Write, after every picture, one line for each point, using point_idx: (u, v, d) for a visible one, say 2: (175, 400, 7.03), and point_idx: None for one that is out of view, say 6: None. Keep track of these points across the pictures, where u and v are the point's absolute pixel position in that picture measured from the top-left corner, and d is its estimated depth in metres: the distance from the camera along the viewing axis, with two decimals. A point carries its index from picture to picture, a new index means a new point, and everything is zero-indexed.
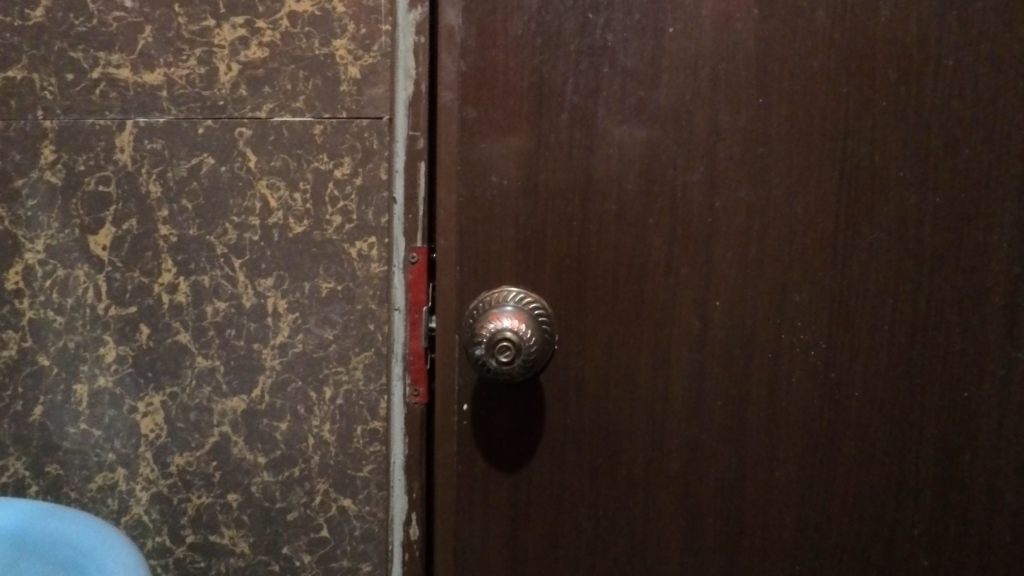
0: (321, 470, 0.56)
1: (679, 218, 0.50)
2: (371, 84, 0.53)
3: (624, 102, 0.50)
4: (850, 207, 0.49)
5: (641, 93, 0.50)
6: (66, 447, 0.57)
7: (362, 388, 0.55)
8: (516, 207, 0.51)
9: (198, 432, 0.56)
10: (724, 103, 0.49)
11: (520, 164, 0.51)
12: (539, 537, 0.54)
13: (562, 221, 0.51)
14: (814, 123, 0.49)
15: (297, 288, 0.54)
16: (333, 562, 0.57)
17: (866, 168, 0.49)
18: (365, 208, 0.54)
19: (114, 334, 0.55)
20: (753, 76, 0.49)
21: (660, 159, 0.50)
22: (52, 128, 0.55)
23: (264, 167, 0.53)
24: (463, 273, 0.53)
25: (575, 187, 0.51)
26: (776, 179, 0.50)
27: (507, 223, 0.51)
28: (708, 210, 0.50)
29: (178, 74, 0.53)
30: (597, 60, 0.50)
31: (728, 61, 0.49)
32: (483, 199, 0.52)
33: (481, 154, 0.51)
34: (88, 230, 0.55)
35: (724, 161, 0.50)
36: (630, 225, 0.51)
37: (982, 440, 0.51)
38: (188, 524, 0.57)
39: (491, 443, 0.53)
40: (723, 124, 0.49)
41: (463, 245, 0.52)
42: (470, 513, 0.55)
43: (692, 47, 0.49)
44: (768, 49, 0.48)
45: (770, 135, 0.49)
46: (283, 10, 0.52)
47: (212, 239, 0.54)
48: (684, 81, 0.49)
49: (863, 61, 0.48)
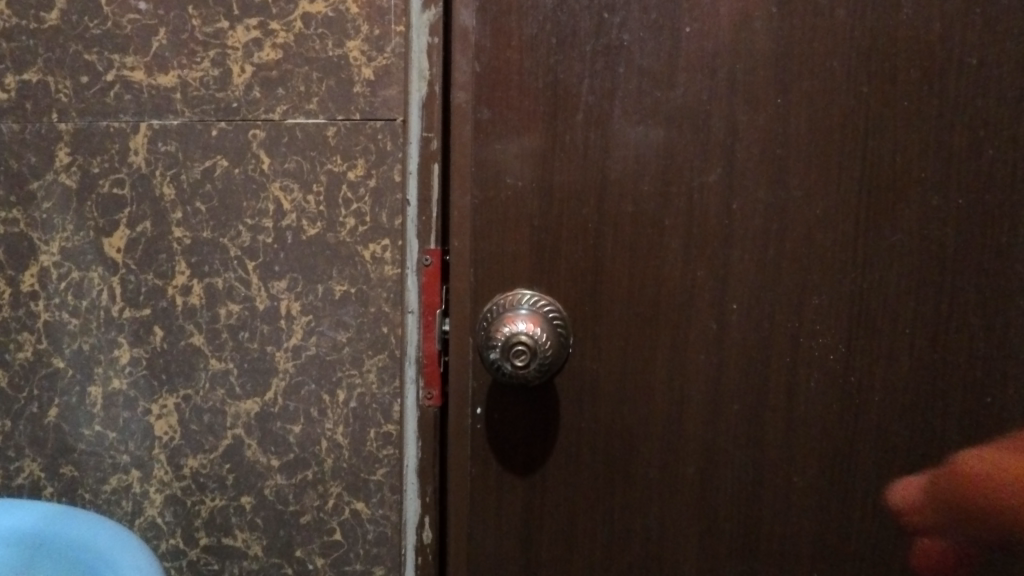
0: (334, 473, 0.55)
1: (696, 220, 0.50)
2: (384, 85, 0.53)
3: (640, 102, 0.49)
4: (870, 208, 0.48)
5: (658, 93, 0.49)
6: (81, 448, 0.57)
7: (376, 391, 0.55)
8: (530, 209, 0.51)
9: (212, 435, 0.56)
10: (741, 103, 0.49)
11: (535, 166, 0.51)
12: (553, 542, 0.54)
13: (577, 222, 0.51)
14: (834, 123, 0.48)
15: (311, 290, 0.54)
16: (347, 565, 0.56)
17: (887, 169, 0.48)
18: (378, 210, 0.53)
19: (128, 336, 0.55)
20: (772, 75, 0.48)
21: (676, 160, 0.50)
22: (68, 131, 0.55)
23: (278, 169, 0.53)
24: (478, 276, 0.52)
25: (590, 189, 0.50)
26: (795, 179, 0.49)
27: (522, 225, 0.51)
28: (726, 212, 0.50)
29: (192, 77, 0.53)
30: (612, 60, 0.49)
31: (746, 61, 0.48)
32: (498, 201, 0.51)
33: (496, 155, 0.51)
34: (103, 232, 0.55)
35: (742, 162, 0.49)
36: (646, 226, 0.50)
37: (1006, 446, 0.50)
38: (202, 526, 0.57)
39: (506, 446, 0.53)
40: (742, 124, 0.49)
41: (478, 247, 0.52)
42: (483, 517, 0.54)
43: (709, 46, 0.48)
44: (788, 48, 0.48)
45: (790, 135, 0.48)
46: (296, 11, 0.52)
47: (226, 241, 0.54)
48: (701, 81, 0.49)
49: (886, 59, 0.47)
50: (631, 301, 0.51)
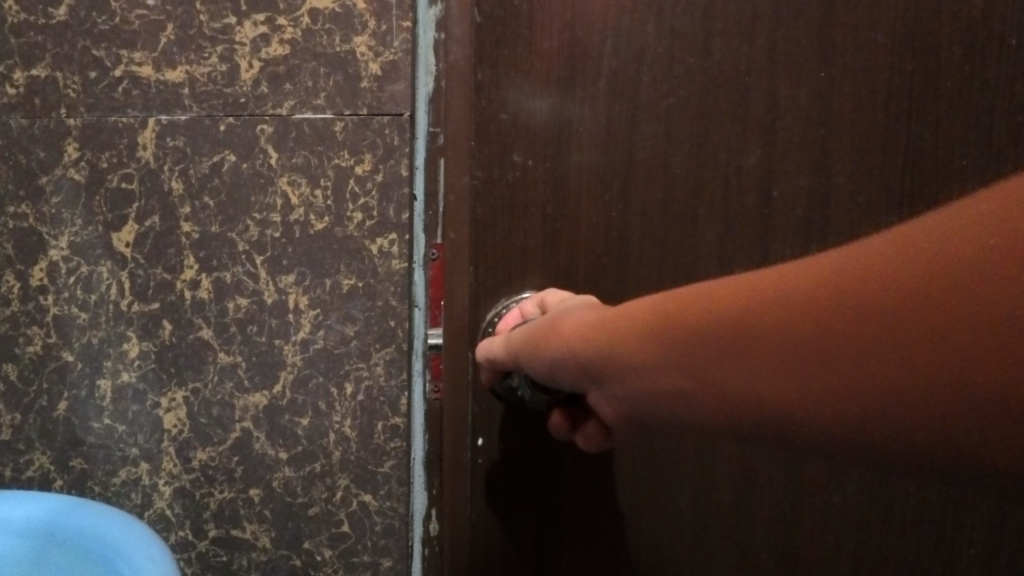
0: (342, 465, 0.56)
1: (729, 206, 0.54)
2: (392, 80, 0.52)
3: (672, 70, 0.53)
4: (863, 198, 0.53)
5: (692, 60, 0.52)
6: (90, 441, 0.57)
7: (383, 384, 0.55)
8: (541, 196, 0.56)
9: (220, 427, 0.56)
10: (782, 78, 0.52)
11: (549, 153, 0.55)
12: (568, 518, 0.59)
13: (594, 208, 0.55)
14: (879, 102, 0.52)
15: (318, 284, 0.54)
16: (355, 556, 0.57)
17: (925, 153, 0.52)
18: (386, 204, 0.53)
19: (137, 329, 0.56)
20: (815, 48, 0.51)
21: (714, 139, 0.53)
22: (76, 126, 0.55)
23: (286, 164, 0.54)
24: (480, 265, 0.57)
25: (614, 171, 0.55)
26: (799, 165, 0.53)
27: (535, 214, 0.56)
28: (765, 198, 0.54)
29: (199, 72, 0.54)
30: (643, 17, 0.52)
31: (788, 26, 0.51)
32: (506, 182, 0.56)
33: (509, 140, 0.55)
34: (112, 227, 0.55)
35: (781, 141, 0.53)
36: (670, 212, 0.55)
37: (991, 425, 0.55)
38: (210, 518, 0.57)
39: (515, 432, 0.58)
40: (782, 101, 0.52)
41: (480, 239, 0.57)
42: (495, 493, 0.59)
43: (746, 10, 0.51)
44: (831, 17, 0.51)
45: (831, 114, 0.52)
46: (305, 7, 0.52)
47: (234, 235, 0.54)
48: (737, 47, 0.52)
49: (916, 43, 0.50)
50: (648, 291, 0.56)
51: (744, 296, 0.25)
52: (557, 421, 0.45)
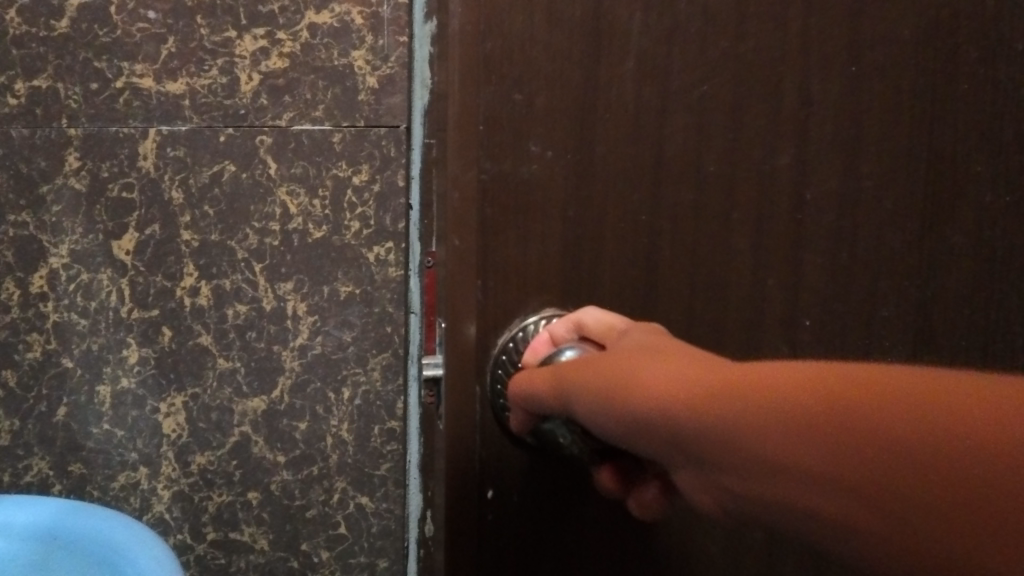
0: (339, 468, 0.57)
1: (757, 205, 0.55)
2: (389, 93, 0.54)
3: (705, 54, 0.53)
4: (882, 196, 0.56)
5: (725, 44, 0.53)
6: (90, 446, 0.58)
7: (380, 388, 0.57)
8: (560, 193, 0.53)
9: (219, 432, 0.57)
10: (814, 69, 0.54)
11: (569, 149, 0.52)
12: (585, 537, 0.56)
13: (615, 205, 0.53)
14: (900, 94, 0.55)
15: (316, 291, 0.56)
16: (352, 558, 0.58)
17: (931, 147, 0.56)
18: (383, 214, 0.55)
19: (137, 336, 0.57)
20: (846, 39, 0.54)
21: (746, 132, 0.54)
22: (77, 136, 0.56)
23: (285, 174, 0.55)
24: (486, 281, 0.53)
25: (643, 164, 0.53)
26: (831, 165, 0.55)
27: (552, 215, 0.53)
28: (796, 195, 0.55)
29: (200, 84, 0.55)
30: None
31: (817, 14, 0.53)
32: (518, 176, 0.52)
33: (528, 133, 0.52)
34: (112, 235, 0.56)
35: (813, 138, 0.55)
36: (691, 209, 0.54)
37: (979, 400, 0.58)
38: (209, 521, 0.58)
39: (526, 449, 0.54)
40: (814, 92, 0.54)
41: (487, 243, 0.53)
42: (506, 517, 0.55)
43: None
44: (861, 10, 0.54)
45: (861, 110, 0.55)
46: (304, 22, 0.54)
47: (234, 244, 0.56)
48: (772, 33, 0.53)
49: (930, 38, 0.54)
50: (675, 303, 0.55)
51: (832, 422, 0.27)
52: (606, 485, 0.47)
